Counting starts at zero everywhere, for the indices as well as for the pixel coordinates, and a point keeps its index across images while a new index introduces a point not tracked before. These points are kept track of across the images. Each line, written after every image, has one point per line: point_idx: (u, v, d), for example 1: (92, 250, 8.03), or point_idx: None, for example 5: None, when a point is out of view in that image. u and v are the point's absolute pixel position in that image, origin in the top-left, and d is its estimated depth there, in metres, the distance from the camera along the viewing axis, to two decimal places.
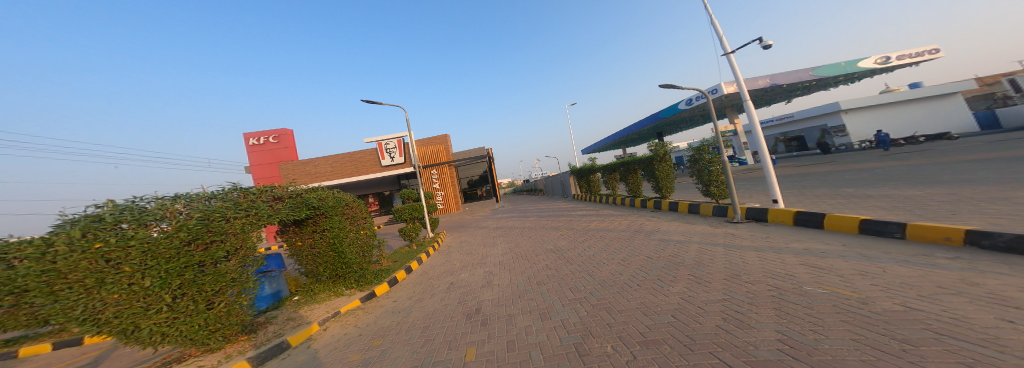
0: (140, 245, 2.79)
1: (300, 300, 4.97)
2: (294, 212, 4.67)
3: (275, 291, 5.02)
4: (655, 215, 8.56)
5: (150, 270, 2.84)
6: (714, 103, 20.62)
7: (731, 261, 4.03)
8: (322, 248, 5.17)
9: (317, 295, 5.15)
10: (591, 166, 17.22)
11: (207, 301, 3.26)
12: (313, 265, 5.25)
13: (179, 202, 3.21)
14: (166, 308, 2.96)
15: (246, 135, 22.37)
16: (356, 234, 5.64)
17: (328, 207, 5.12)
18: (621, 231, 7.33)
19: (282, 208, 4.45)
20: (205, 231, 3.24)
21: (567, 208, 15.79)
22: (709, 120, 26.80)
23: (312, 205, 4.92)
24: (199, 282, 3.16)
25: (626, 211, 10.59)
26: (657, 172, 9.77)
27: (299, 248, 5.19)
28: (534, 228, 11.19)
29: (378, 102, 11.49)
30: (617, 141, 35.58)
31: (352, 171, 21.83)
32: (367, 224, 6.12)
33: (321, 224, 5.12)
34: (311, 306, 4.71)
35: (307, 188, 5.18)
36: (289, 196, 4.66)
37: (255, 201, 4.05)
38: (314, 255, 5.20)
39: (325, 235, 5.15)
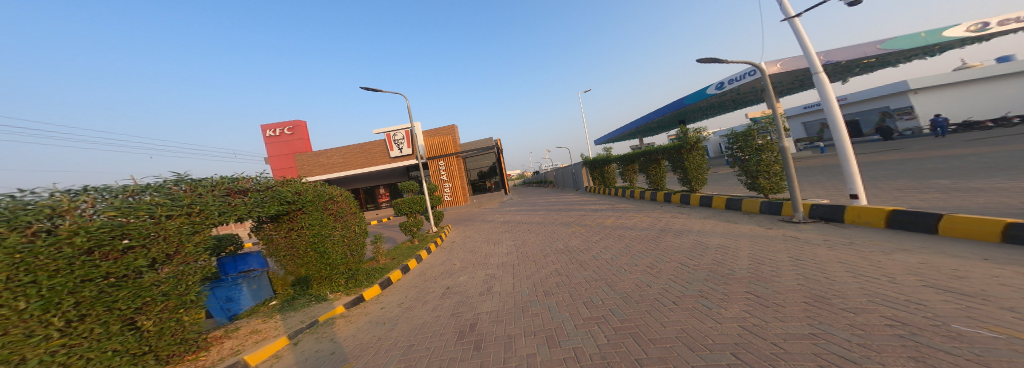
0: (10, 254, 2.02)
1: (276, 306, 4.47)
2: (263, 208, 4.12)
3: (255, 293, 4.54)
4: (683, 210, 7.44)
5: (25, 287, 2.07)
6: (749, 85, 18.63)
7: (806, 274, 3.00)
8: (302, 247, 4.61)
9: (297, 301, 4.63)
10: (607, 157, 15.94)
11: (125, 321, 2.62)
12: (292, 267, 4.69)
13: (87, 197, 2.61)
14: (60, 334, 2.22)
15: (263, 127, 22.90)
16: (341, 232, 5.07)
17: (306, 201, 4.56)
18: (645, 229, 6.30)
19: (242, 203, 3.89)
20: (119, 233, 2.61)
21: (581, 202, 14.76)
22: (742, 105, 24.52)
23: (286, 199, 4.36)
24: (108, 298, 2.48)
25: (649, 205, 9.45)
26: (684, 162, 8.50)
27: (277, 248, 4.65)
28: (544, 223, 10.31)
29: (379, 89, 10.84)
30: (634, 130, 33.56)
31: (362, 162, 21.88)
32: (357, 220, 5.57)
33: (298, 221, 4.57)
34: (286, 314, 4.17)
35: (284, 180, 4.65)
36: (255, 190, 4.12)
37: (203, 196, 3.52)
38: (293, 255, 4.64)
39: (304, 233, 4.60)
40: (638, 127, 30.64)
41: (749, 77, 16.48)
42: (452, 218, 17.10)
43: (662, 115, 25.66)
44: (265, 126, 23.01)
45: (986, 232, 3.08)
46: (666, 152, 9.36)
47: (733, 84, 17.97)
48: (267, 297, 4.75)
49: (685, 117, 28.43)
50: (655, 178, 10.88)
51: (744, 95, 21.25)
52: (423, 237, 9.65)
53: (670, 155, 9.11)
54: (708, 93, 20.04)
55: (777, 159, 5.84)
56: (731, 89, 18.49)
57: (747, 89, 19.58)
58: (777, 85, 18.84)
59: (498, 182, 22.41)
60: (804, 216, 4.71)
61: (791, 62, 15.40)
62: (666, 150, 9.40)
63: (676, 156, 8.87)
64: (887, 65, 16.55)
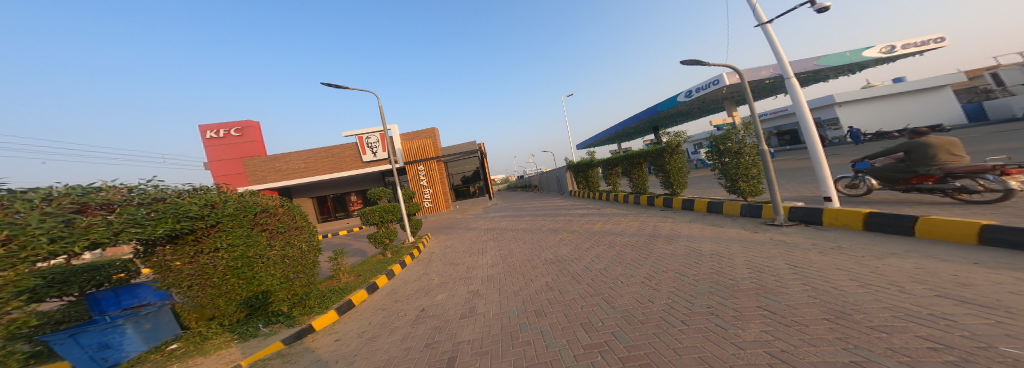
0: None
1: (174, 352, 3.65)
2: (152, 228, 3.25)
3: (146, 335, 3.96)
4: (667, 214, 7.42)
5: None
6: (712, 94, 19.81)
7: (811, 284, 2.82)
8: (217, 274, 3.81)
9: (207, 343, 3.82)
10: (590, 161, 16.07)
11: None
12: (205, 299, 3.86)
13: None
14: None
15: (202, 127, 20.14)
16: (280, 250, 4.37)
17: (222, 215, 3.81)
18: (634, 236, 6.10)
19: (117, 222, 2.98)
20: None
21: (564, 207, 14.60)
22: (704, 113, 26.21)
23: (192, 214, 3.55)
24: None
25: (632, 210, 9.42)
26: (667, 166, 8.65)
27: (179, 277, 3.75)
28: (529, 230, 9.89)
29: (348, 87, 9.95)
30: (611, 136, 34.53)
31: (328, 168, 20.03)
32: (302, 236, 4.90)
33: (211, 240, 3.78)
34: (194, 360, 3.45)
35: (190, 191, 3.83)
36: (139, 203, 3.25)
37: (28, 216, 2.40)
38: (206, 284, 3.81)
39: (220, 255, 3.82)
40: (614, 132, 31.58)
41: (715, 85, 17.63)
42: (430, 226, 16.22)
43: (636, 121, 26.62)
44: (205, 126, 20.38)
45: (964, 234, 3.13)
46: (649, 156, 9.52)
47: (700, 92, 18.98)
48: (166, 338, 4.21)
49: (656, 124, 29.82)
50: (638, 182, 11.00)
51: (708, 104, 22.69)
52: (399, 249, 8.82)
53: (652, 159, 9.23)
54: (677, 100, 21.07)
55: (756, 161, 5.95)
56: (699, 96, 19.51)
57: (712, 98, 20.86)
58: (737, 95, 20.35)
59: (482, 187, 21.52)
60: (786, 219, 4.74)
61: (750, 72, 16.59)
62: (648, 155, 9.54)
63: (657, 160, 8.99)
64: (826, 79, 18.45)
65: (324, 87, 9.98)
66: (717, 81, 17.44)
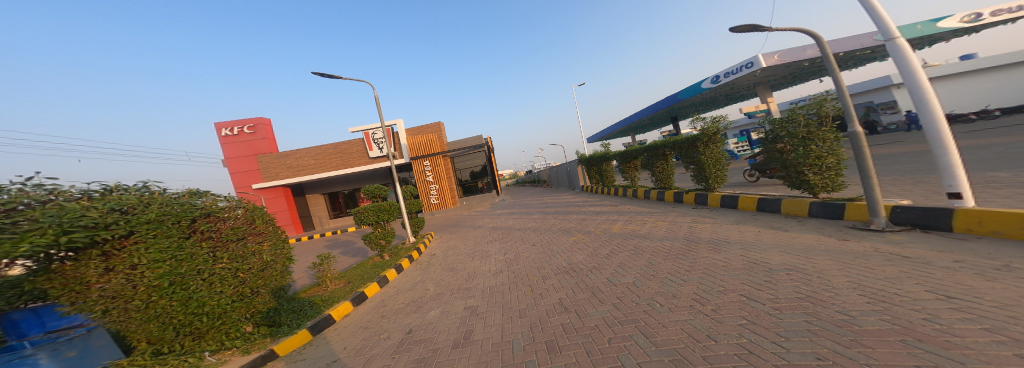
0: None
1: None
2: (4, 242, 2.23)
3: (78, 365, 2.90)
4: (704, 213, 6.26)
5: None
6: (745, 79, 18.09)
7: (1001, 332, 1.71)
8: (139, 297, 2.83)
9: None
10: (606, 154, 14.85)
11: None
12: (130, 325, 2.90)
13: None
14: None
15: (218, 126, 20.55)
16: (231, 263, 3.51)
17: (136, 222, 2.85)
18: (665, 240, 5.04)
19: None
20: None
21: (577, 203, 13.56)
22: (733, 100, 24.20)
23: (83, 220, 2.54)
24: None
25: (657, 207, 8.26)
26: (700, 156, 7.40)
27: (82, 304, 2.72)
28: (538, 230, 8.98)
29: (339, 76, 9.30)
30: (626, 128, 32.89)
31: (337, 164, 19.91)
32: (265, 244, 4.03)
33: (123, 255, 2.79)
34: None
35: (90, 192, 2.85)
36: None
37: None
38: (126, 310, 2.83)
39: (141, 272, 2.85)
40: (629, 124, 29.99)
41: (746, 69, 15.91)
42: (437, 223, 15.63)
43: (654, 111, 24.99)
44: (219, 124, 20.67)
45: None
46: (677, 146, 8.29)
47: (729, 77, 17.31)
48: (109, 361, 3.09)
49: (677, 114, 27.95)
50: (662, 175, 9.77)
51: (736, 90, 20.83)
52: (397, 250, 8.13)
53: (683, 150, 8.02)
54: (703, 87, 19.34)
55: (837, 147, 4.69)
56: (728, 82, 17.79)
57: (742, 83, 19.02)
58: (772, 78, 18.38)
59: (489, 182, 20.73)
60: (888, 223, 3.63)
61: (789, 53, 14.76)
62: (676, 145, 8.33)
63: (689, 150, 7.75)
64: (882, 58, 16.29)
65: (312, 77, 8.89)
66: (750, 64, 15.59)
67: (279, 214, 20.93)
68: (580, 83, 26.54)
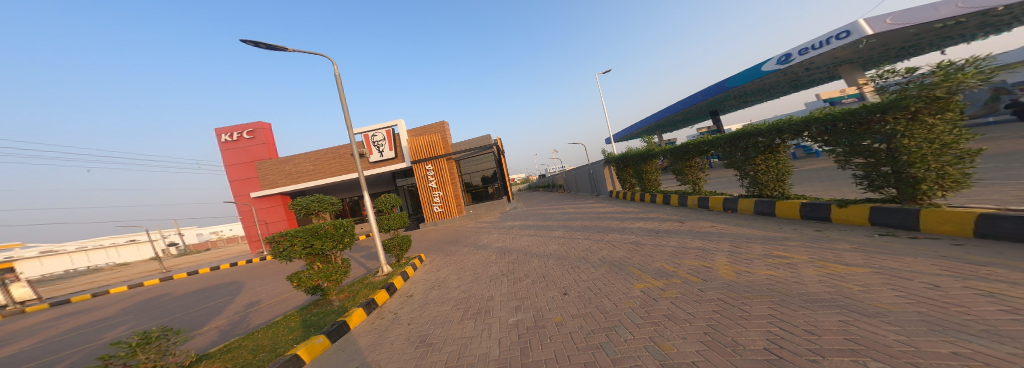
0: None
1: None
2: None
3: None
4: (942, 255, 2.94)
5: None
6: (826, 56, 14.92)
7: None
8: None
9: None
10: (651, 150, 11.23)
11: None
12: None
13: None
14: None
15: (218, 131, 19.21)
16: None
17: None
18: (983, 344, 1.72)
19: None
20: None
21: (611, 214, 10.29)
22: (795, 88, 20.48)
23: None
24: None
25: (780, 231, 4.81)
26: (899, 139, 3.80)
27: None
28: (570, 264, 5.87)
29: (284, 47, 6.37)
30: (653, 126, 29.28)
31: (337, 170, 17.80)
32: None
33: None
34: None
35: None
36: None
37: None
38: None
39: None
40: (660, 120, 26.26)
41: (837, 40, 12.98)
42: (438, 238, 12.86)
43: (690, 105, 21.23)
44: (221, 129, 19.28)
45: None
46: (823, 127, 4.76)
47: (806, 54, 14.38)
48: None
49: (717, 107, 24.04)
50: (766, 178, 6.18)
51: (809, 72, 17.41)
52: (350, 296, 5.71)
53: (842, 132, 4.49)
54: (766, 69, 16.21)
55: None
56: (802, 61, 14.78)
57: (822, 62, 15.68)
58: (864, 55, 15.51)
59: (501, 188, 17.76)
60: None
61: (904, 15, 11.77)
62: (820, 125, 4.81)
63: (859, 129, 4.24)
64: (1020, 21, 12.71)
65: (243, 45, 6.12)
66: (844, 33, 12.76)
67: (278, 224, 19.24)
68: (603, 72, 23.38)
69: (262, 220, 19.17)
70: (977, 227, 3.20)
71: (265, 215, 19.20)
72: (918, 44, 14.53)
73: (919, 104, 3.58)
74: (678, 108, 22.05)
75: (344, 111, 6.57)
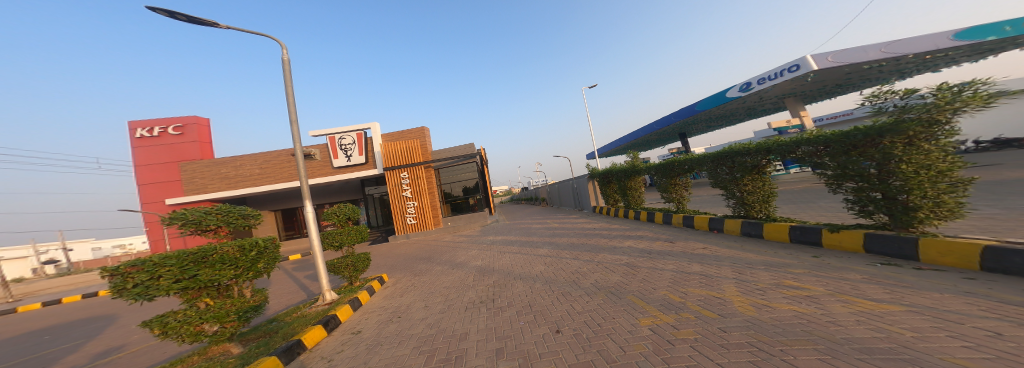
0: None
1: None
2: None
3: None
4: (971, 291, 2.74)
5: None
6: (780, 87, 16.58)
7: None
8: None
9: None
10: (635, 166, 11.24)
11: None
12: None
13: None
14: None
15: (133, 124, 16.13)
16: None
17: None
18: None
19: None
20: None
21: (597, 231, 9.91)
22: (751, 115, 22.30)
23: None
24: None
25: (777, 256, 4.63)
26: (898, 162, 3.85)
27: None
28: (562, 291, 5.20)
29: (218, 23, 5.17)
30: (626, 144, 30.37)
31: (288, 175, 15.71)
32: None
33: None
34: None
35: None
36: None
37: None
38: None
39: None
40: (634, 139, 27.33)
41: (791, 72, 14.61)
42: (406, 254, 11.56)
43: (662, 126, 22.36)
44: (135, 122, 16.26)
45: None
46: (817, 149, 4.87)
47: (763, 84, 15.96)
48: None
49: (685, 129, 25.60)
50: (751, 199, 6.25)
51: (764, 101, 19.04)
52: (264, 343, 4.66)
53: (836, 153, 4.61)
54: (729, 96, 17.59)
55: None
56: (760, 90, 16.35)
57: (776, 92, 17.20)
58: (808, 89, 17.33)
59: (482, 200, 16.86)
60: None
61: (843, 54, 13.58)
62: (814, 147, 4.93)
63: (853, 152, 4.35)
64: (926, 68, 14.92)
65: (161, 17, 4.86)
66: (795, 66, 14.39)
67: None
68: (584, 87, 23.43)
69: None
70: (985, 261, 3.14)
71: None
72: (851, 82, 16.54)
73: (918, 128, 3.66)
74: (653, 128, 23.09)
75: (290, 108, 5.41)
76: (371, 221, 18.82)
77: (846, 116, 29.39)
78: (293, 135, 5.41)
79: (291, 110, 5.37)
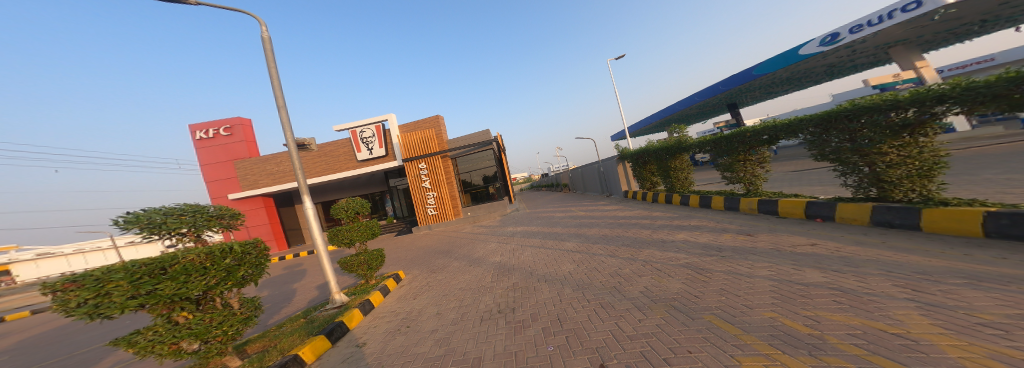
0: None
1: None
2: None
3: None
4: None
5: None
6: (880, 35, 12.88)
7: None
8: None
9: None
10: (681, 142, 9.20)
11: None
12: None
13: None
14: None
15: (194, 127, 17.69)
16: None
17: None
18: None
19: None
20: None
21: (635, 220, 8.25)
22: (827, 76, 18.45)
23: None
24: None
25: (977, 263, 2.80)
26: None
27: None
28: (601, 302, 3.90)
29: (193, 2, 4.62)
30: (664, 121, 27.25)
31: (320, 169, 16.05)
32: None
33: None
34: None
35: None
36: None
37: None
38: None
39: None
40: (671, 114, 24.22)
41: (904, 13, 10.98)
42: (428, 246, 10.95)
43: (705, 97, 19.31)
44: (196, 126, 17.82)
45: None
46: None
47: (857, 33, 12.41)
48: None
49: (737, 99, 22.06)
50: (894, 173, 4.22)
51: (850, 57, 15.34)
52: (260, 357, 3.83)
53: None
54: (804, 53, 14.15)
55: None
56: (850, 41, 12.81)
57: (872, 42, 13.54)
58: (918, 35, 13.48)
59: (502, 188, 15.95)
60: None
61: None
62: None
63: None
64: None
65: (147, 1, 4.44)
66: (912, 4, 10.72)
67: (260, 229, 17.72)
68: (613, 58, 21.13)
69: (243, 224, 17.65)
70: None
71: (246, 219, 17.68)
72: (982, 21, 12.58)
73: None
74: (694, 100, 19.95)
75: (274, 92, 4.71)
76: (396, 212, 19.06)
77: (970, 66, 22.86)
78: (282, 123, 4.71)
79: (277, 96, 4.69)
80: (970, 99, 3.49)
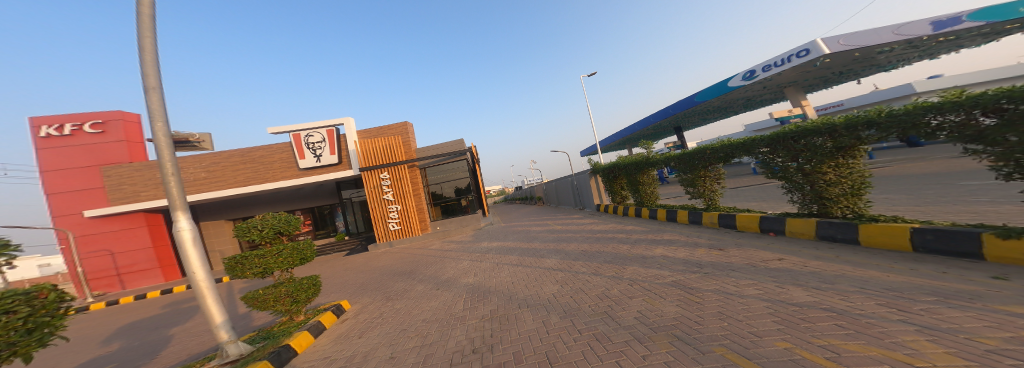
0: None
1: None
2: None
3: None
4: None
5: None
6: (781, 75, 15.54)
7: None
8: None
9: None
10: (648, 158, 9.71)
11: None
12: None
13: None
14: None
15: (38, 121, 13.36)
16: None
17: None
18: None
19: None
20: None
21: (612, 234, 8.32)
22: (750, 106, 21.60)
23: None
24: None
25: (932, 278, 3.04)
26: None
27: None
28: (595, 332, 3.52)
29: None
30: (623, 140, 29.47)
31: (244, 178, 13.29)
32: None
33: None
34: None
35: None
36: None
37: None
38: None
39: None
40: (630, 134, 26.15)
41: (798, 57, 13.39)
42: (384, 267, 9.53)
43: (658, 119, 21.22)
44: (40, 119, 13.46)
45: None
46: (964, 117, 3.21)
47: (767, 71, 14.78)
48: None
49: (681, 123, 24.78)
50: (832, 192, 4.71)
51: (766, 91, 18.17)
52: None
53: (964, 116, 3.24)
54: (732, 85, 16.40)
55: None
56: (764, 78, 15.16)
57: (780, 80, 16.22)
58: (809, 77, 16.57)
59: (476, 201, 15.07)
60: None
61: (855, 37, 12.40)
62: (949, 115, 3.33)
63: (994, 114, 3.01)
64: (934, 51, 14.14)
65: None
66: (804, 51, 13.15)
67: (136, 254, 14.17)
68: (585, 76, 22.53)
69: (107, 249, 13.89)
70: None
71: (112, 243, 13.93)
72: (854, 68, 15.78)
73: None
74: (650, 121, 21.77)
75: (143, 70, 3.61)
76: (349, 228, 16.56)
77: (838, 107, 29.13)
78: (149, 110, 3.63)
79: (144, 72, 3.59)
80: (891, 126, 3.85)
